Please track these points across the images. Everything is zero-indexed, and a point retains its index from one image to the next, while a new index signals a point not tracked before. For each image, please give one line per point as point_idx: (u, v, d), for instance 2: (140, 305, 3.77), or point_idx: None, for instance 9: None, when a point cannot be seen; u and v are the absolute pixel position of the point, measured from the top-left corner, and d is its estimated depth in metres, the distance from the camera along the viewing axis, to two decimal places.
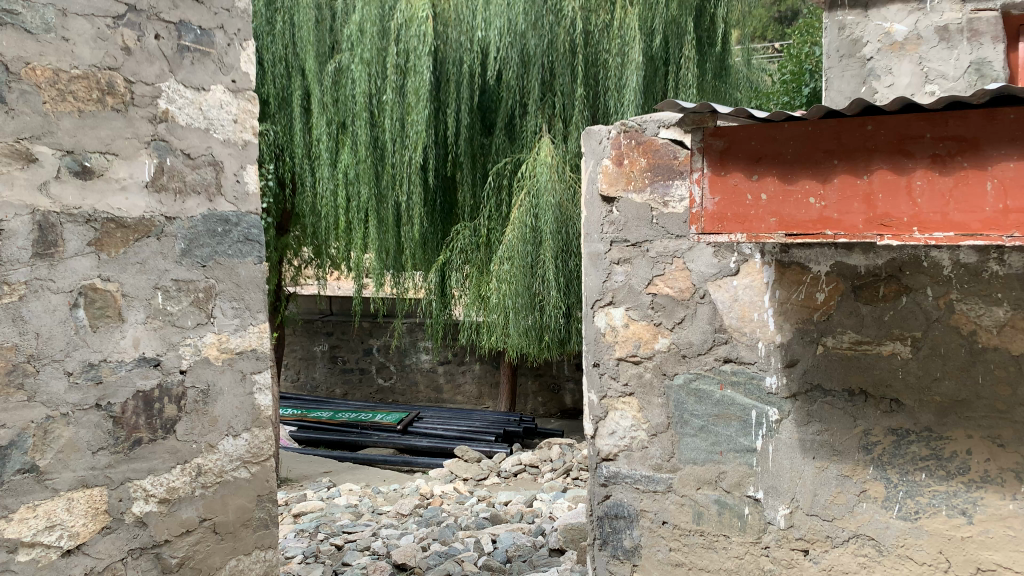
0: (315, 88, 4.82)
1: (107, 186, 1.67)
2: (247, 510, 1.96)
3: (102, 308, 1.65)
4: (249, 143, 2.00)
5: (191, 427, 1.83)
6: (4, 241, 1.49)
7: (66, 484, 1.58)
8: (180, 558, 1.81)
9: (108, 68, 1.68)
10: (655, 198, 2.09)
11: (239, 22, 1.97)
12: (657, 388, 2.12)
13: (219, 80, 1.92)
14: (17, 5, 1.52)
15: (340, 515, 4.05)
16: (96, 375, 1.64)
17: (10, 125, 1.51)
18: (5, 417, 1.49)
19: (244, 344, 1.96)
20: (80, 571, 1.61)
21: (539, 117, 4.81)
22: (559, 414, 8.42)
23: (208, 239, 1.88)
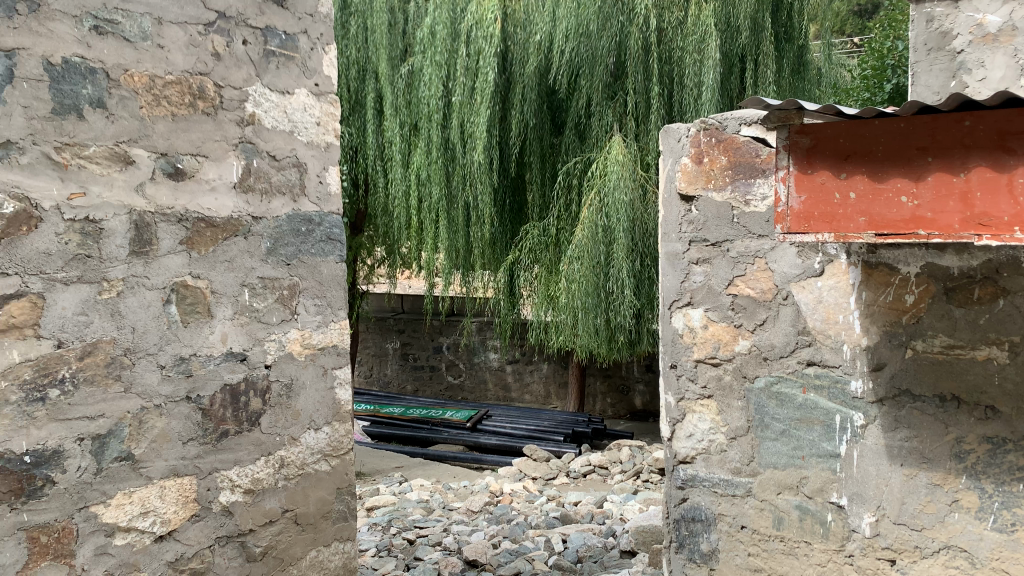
0: (388, 91, 4.92)
1: (198, 187, 1.74)
2: (327, 502, 2.02)
3: (193, 304, 1.72)
4: (331, 144, 2.06)
5: (275, 420, 1.89)
6: (103, 239, 1.56)
7: (158, 473, 1.65)
8: (264, 547, 1.86)
9: (200, 74, 1.75)
10: (736, 197, 2.05)
11: (321, 26, 2.02)
12: (737, 391, 2.08)
13: (303, 83, 1.98)
14: (117, 15, 1.60)
15: (412, 510, 4.10)
16: (186, 368, 1.71)
17: (110, 130, 1.58)
18: (104, 407, 1.56)
19: (326, 340, 2.02)
20: (171, 556, 1.68)
21: (610, 116, 4.76)
22: (628, 415, 8.36)
23: (293, 238, 1.94)
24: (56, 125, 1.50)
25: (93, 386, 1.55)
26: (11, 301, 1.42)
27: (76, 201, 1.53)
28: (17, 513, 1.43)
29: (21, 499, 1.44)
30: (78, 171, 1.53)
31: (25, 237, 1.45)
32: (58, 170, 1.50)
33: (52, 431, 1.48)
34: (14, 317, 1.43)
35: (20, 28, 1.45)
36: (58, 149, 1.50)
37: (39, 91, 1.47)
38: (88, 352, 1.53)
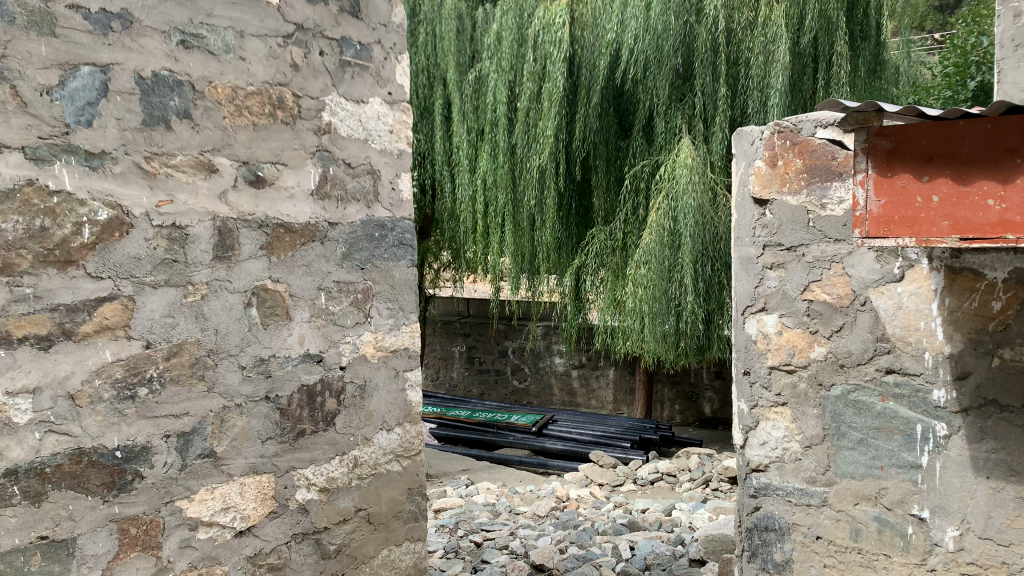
0: (456, 97, 4.98)
1: (277, 195, 1.80)
2: (398, 502, 2.07)
3: (272, 307, 1.78)
4: (404, 152, 2.11)
5: (349, 420, 1.95)
6: (189, 244, 1.63)
7: (239, 470, 1.71)
8: (338, 545, 1.92)
9: (279, 84, 1.80)
10: (812, 201, 2.01)
11: (394, 36, 2.08)
12: (812, 398, 2.04)
13: (377, 93, 2.03)
14: (202, 29, 1.66)
15: (479, 512, 4.14)
16: (266, 369, 1.77)
17: (195, 140, 1.65)
18: (188, 406, 1.63)
19: (398, 343, 2.08)
20: (250, 551, 1.74)
21: (678, 118, 4.71)
22: (696, 423, 8.24)
23: (367, 243, 1.99)
24: (146, 135, 1.57)
25: (178, 385, 1.61)
26: (105, 303, 1.50)
27: (164, 208, 1.59)
28: (109, 505, 1.51)
29: (112, 492, 1.51)
30: (165, 179, 1.60)
31: (117, 243, 1.52)
32: (147, 179, 1.57)
33: (141, 428, 1.55)
34: (107, 318, 1.50)
35: (114, 45, 1.52)
36: (148, 159, 1.57)
37: (131, 103, 1.55)
38: (174, 353, 1.60)
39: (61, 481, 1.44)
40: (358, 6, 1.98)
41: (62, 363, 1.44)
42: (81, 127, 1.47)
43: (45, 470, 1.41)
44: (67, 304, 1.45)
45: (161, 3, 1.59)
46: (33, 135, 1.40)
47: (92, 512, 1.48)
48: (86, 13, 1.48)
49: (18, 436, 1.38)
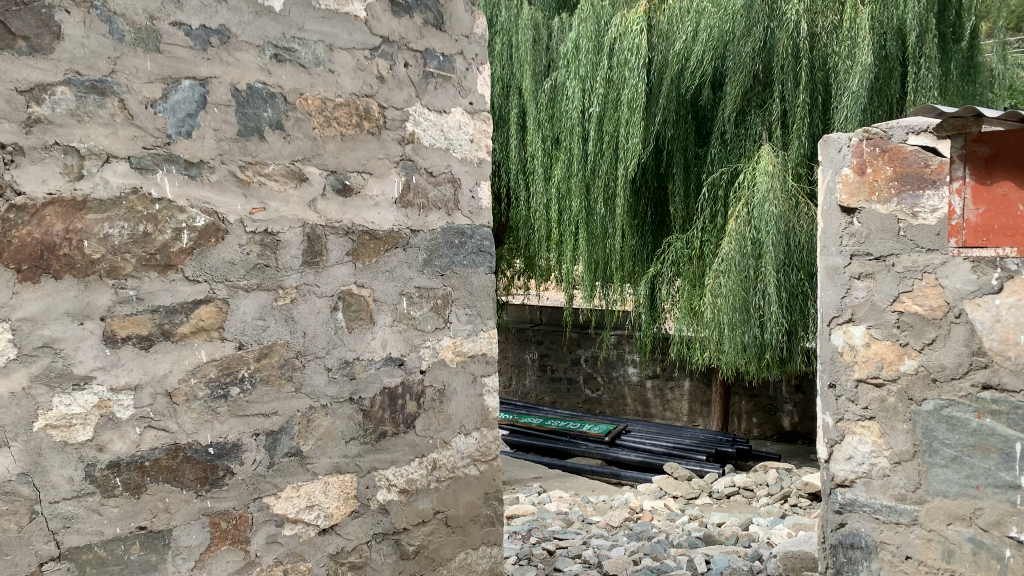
0: (532, 106, 5.01)
1: (363, 203, 1.85)
2: (475, 506, 2.11)
3: (357, 311, 1.83)
4: (484, 161, 2.15)
5: (429, 423, 1.99)
6: (280, 250, 1.69)
7: (323, 469, 1.76)
8: (417, 546, 1.95)
9: (366, 96, 1.86)
10: (903, 210, 1.96)
11: (476, 47, 2.12)
12: (901, 413, 1.98)
13: (458, 103, 2.07)
14: (294, 43, 1.72)
15: (551, 520, 4.13)
16: (350, 372, 1.82)
17: (286, 150, 1.71)
18: (277, 406, 1.69)
19: (476, 348, 2.12)
20: (333, 548, 1.79)
21: (758, 125, 4.62)
22: (774, 437, 8.05)
23: (447, 250, 2.03)
24: (241, 145, 1.64)
25: (268, 385, 1.67)
26: (201, 305, 1.57)
27: (257, 215, 1.66)
28: (202, 499, 1.57)
29: (205, 486, 1.58)
30: (259, 187, 1.67)
31: (214, 248, 1.59)
32: (242, 187, 1.64)
33: (232, 426, 1.62)
34: (203, 320, 1.57)
35: (213, 59, 1.59)
36: (242, 168, 1.64)
37: (227, 115, 1.62)
38: (264, 354, 1.66)
39: (159, 475, 1.51)
40: (441, 18, 2.03)
41: (161, 362, 1.51)
42: (181, 138, 1.55)
43: (145, 463, 1.49)
44: (167, 306, 1.52)
45: (256, 19, 1.66)
46: (138, 146, 1.49)
47: (186, 505, 1.55)
48: (188, 29, 1.56)
49: (121, 430, 1.46)
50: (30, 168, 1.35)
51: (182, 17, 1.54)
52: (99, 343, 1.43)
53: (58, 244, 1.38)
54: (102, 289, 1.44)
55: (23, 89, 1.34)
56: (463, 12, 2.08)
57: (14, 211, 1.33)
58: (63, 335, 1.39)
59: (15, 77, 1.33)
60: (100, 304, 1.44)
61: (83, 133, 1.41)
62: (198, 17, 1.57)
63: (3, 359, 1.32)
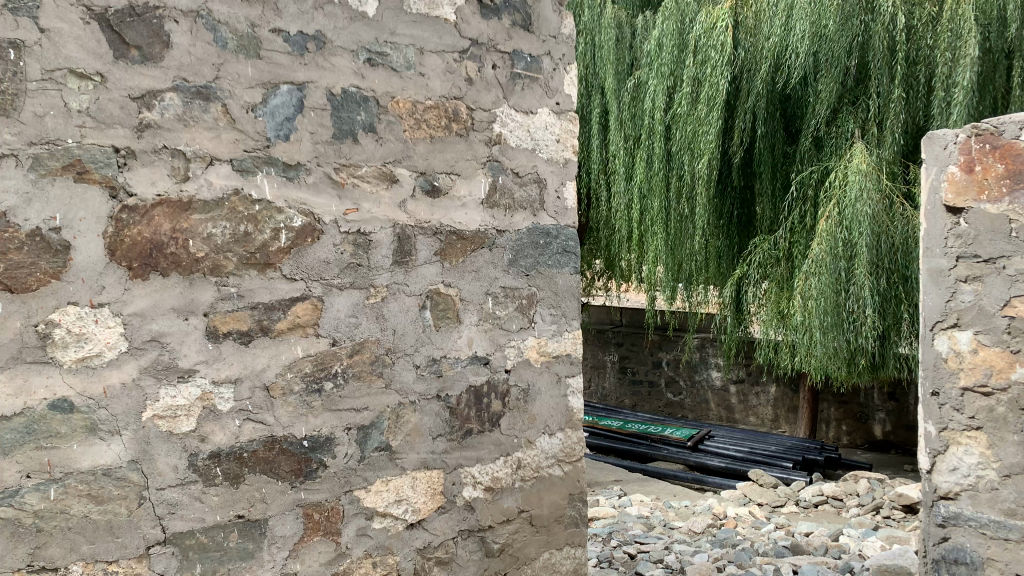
0: (614, 105, 4.97)
1: (451, 204, 1.87)
2: (560, 507, 2.11)
3: (444, 310, 1.85)
4: (570, 161, 2.14)
5: (514, 422, 2.00)
6: (371, 249, 1.73)
7: (411, 464, 1.80)
8: (502, 544, 1.97)
9: (454, 98, 1.88)
10: (1015, 209, 1.96)
11: (564, 47, 2.12)
12: (1012, 424, 1.99)
13: (545, 103, 2.08)
14: (387, 47, 1.76)
15: (632, 524, 4.09)
16: (438, 369, 1.85)
17: (378, 152, 1.75)
18: (368, 401, 1.73)
19: (561, 349, 2.11)
20: (420, 543, 1.82)
21: (851, 121, 4.46)
22: (865, 445, 7.76)
23: (532, 250, 2.04)
24: (336, 148, 1.68)
25: (360, 381, 1.71)
26: (297, 303, 1.62)
27: (351, 215, 1.70)
28: (296, 491, 1.63)
29: (300, 478, 1.63)
30: (352, 189, 1.71)
31: (310, 247, 1.64)
32: (336, 188, 1.68)
33: (326, 420, 1.66)
34: (300, 317, 1.62)
35: (310, 64, 1.64)
36: (337, 170, 1.68)
37: (323, 118, 1.66)
38: (357, 350, 1.71)
39: (256, 466, 1.57)
40: (529, 19, 2.03)
41: (259, 356, 1.57)
42: (280, 141, 1.60)
43: (243, 454, 1.55)
44: (265, 303, 1.58)
45: (351, 24, 1.70)
46: (239, 149, 1.55)
47: (282, 496, 1.61)
48: (286, 36, 1.61)
49: (221, 421, 1.52)
50: (141, 170, 1.43)
51: (281, 24, 1.59)
52: (202, 338, 1.50)
53: (165, 243, 1.45)
54: (205, 286, 1.50)
55: (135, 96, 1.42)
56: (551, 12, 2.08)
57: (126, 212, 1.41)
58: (169, 329, 1.46)
59: (128, 85, 1.41)
60: (203, 301, 1.50)
61: (189, 137, 1.48)
62: (295, 23, 1.62)
63: (115, 351, 1.40)
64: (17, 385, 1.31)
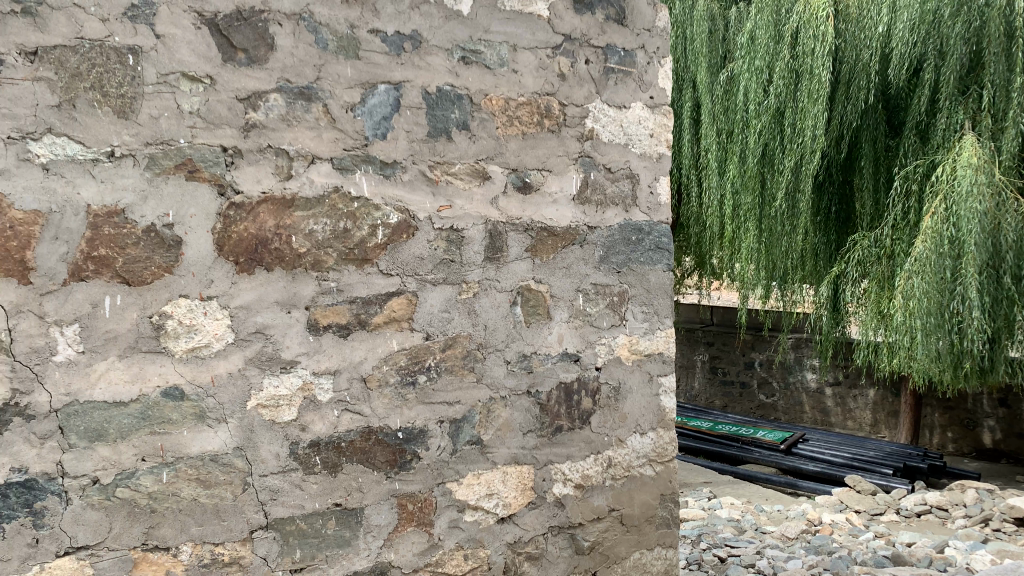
0: (706, 99, 4.86)
1: (542, 200, 1.87)
2: (651, 507, 2.09)
3: (535, 306, 1.86)
4: (663, 155, 2.11)
5: (604, 420, 1.99)
6: (463, 245, 1.75)
7: (502, 459, 1.81)
8: (592, 542, 1.96)
9: (547, 94, 1.88)
10: None
11: (658, 40, 2.08)
12: None
13: (639, 97, 2.05)
14: (481, 45, 1.77)
15: (722, 527, 4.00)
16: (528, 365, 1.85)
17: (471, 149, 1.76)
18: (460, 395, 1.75)
19: (653, 347, 2.08)
20: (510, 538, 1.83)
21: (961, 112, 4.23)
22: (973, 453, 7.37)
23: (624, 246, 2.02)
24: (430, 146, 1.70)
25: (452, 375, 1.74)
26: (393, 297, 1.65)
27: (444, 212, 1.72)
28: (391, 482, 1.66)
29: (394, 468, 1.66)
30: (446, 186, 1.73)
31: (405, 243, 1.67)
32: (430, 186, 1.71)
33: (419, 413, 1.69)
34: (395, 311, 1.66)
35: (406, 64, 1.67)
36: (431, 168, 1.71)
37: (419, 116, 1.69)
38: (449, 345, 1.73)
39: (353, 456, 1.61)
40: (623, 13, 2.01)
41: (357, 349, 1.61)
42: (377, 139, 1.63)
43: (341, 444, 1.59)
44: (363, 297, 1.62)
45: (446, 23, 1.71)
46: (339, 147, 1.59)
47: (377, 486, 1.64)
48: (384, 36, 1.64)
49: (321, 411, 1.57)
50: (247, 169, 1.49)
51: (379, 25, 1.63)
52: (303, 331, 1.55)
53: (270, 238, 1.51)
54: (307, 280, 1.55)
55: (242, 97, 1.48)
56: (646, 5, 2.05)
57: (233, 209, 1.47)
58: (272, 322, 1.52)
59: (236, 87, 1.47)
60: (305, 294, 1.55)
61: (292, 136, 1.53)
62: (393, 24, 1.64)
63: (223, 342, 1.46)
64: (134, 372, 1.39)
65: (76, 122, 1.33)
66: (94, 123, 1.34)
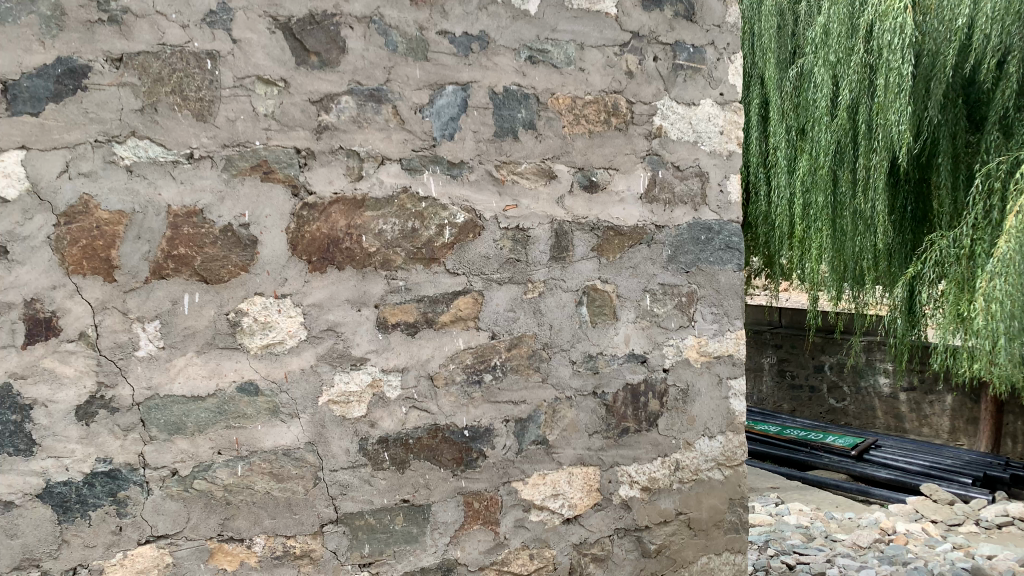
0: (774, 96, 4.76)
1: (609, 199, 1.86)
2: (719, 511, 2.05)
3: (601, 306, 1.85)
4: (734, 152, 2.07)
5: (672, 422, 1.96)
6: (529, 245, 1.75)
7: (568, 459, 1.80)
8: (659, 545, 1.94)
9: (614, 92, 1.86)
10: None
11: (729, 36, 2.04)
12: None
13: (708, 94, 2.01)
14: (548, 44, 1.76)
15: (790, 533, 3.91)
16: (594, 366, 1.84)
17: (538, 149, 1.76)
18: (526, 394, 1.75)
19: (722, 349, 2.04)
20: (576, 539, 1.82)
21: None
22: None
23: (693, 246, 1.99)
24: (497, 145, 1.71)
25: (518, 374, 1.74)
26: (459, 296, 1.66)
27: (510, 212, 1.73)
28: (458, 479, 1.67)
29: (461, 466, 1.67)
30: (513, 186, 1.73)
31: (472, 243, 1.68)
32: (497, 185, 1.71)
33: (485, 411, 1.70)
34: (461, 310, 1.67)
35: (473, 64, 1.68)
36: (498, 168, 1.71)
37: (485, 117, 1.69)
38: (514, 344, 1.73)
39: (420, 452, 1.63)
40: (692, 9, 1.98)
41: (424, 347, 1.63)
42: (445, 140, 1.65)
43: (409, 441, 1.61)
44: (430, 296, 1.63)
45: (513, 23, 1.72)
46: (408, 148, 1.60)
47: (444, 483, 1.66)
48: (451, 37, 1.65)
49: (389, 408, 1.59)
50: (319, 170, 1.52)
51: (447, 26, 1.64)
52: (373, 329, 1.57)
53: (341, 238, 1.53)
54: (376, 279, 1.57)
55: (314, 100, 1.51)
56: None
57: (306, 209, 1.50)
58: (343, 320, 1.54)
59: (308, 89, 1.50)
60: (375, 293, 1.57)
61: (362, 137, 1.56)
62: (461, 25, 1.65)
63: (296, 339, 1.50)
64: (211, 368, 1.43)
65: (158, 126, 1.38)
66: (174, 126, 1.39)
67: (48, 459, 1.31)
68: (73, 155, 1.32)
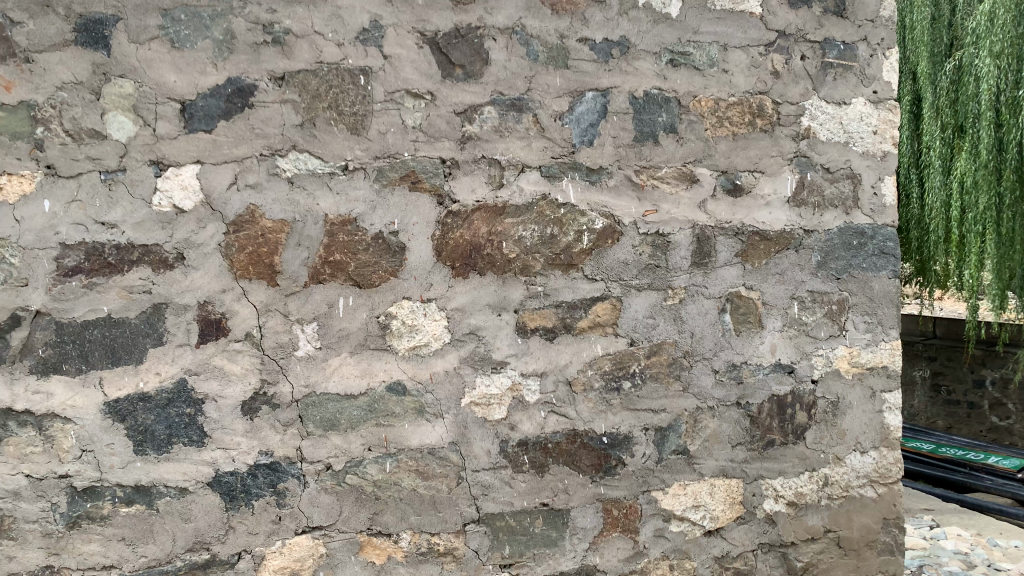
0: (928, 93, 4.35)
1: (754, 203, 1.81)
2: (872, 531, 1.93)
3: (745, 314, 1.80)
4: (890, 153, 1.95)
5: (820, 436, 1.88)
6: (670, 251, 1.73)
7: (709, 471, 1.76)
8: (806, 563, 1.87)
9: (760, 93, 1.81)
10: None
11: (883, 31, 1.93)
12: None
13: (861, 92, 1.92)
14: (690, 47, 1.74)
15: (948, 560, 3.63)
16: (738, 375, 1.79)
17: (679, 152, 1.74)
18: (666, 403, 1.73)
19: (876, 360, 1.93)
20: (717, 551, 1.78)
21: None
22: None
23: (844, 251, 1.90)
24: (637, 151, 1.70)
25: (658, 382, 1.72)
26: (597, 302, 1.66)
27: (650, 217, 1.71)
28: (597, 485, 1.67)
29: (599, 473, 1.67)
30: (652, 191, 1.72)
31: (610, 249, 1.67)
32: (637, 191, 1.70)
33: (624, 419, 1.69)
34: (599, 316, 1.67)
35: (614, 70, 1.67)
36: (638, 173, 1.70)
37: (626, 122, 1.69)
38: (654, 351, 1.71)
39: (560, 457, 1.64)
40: (842, 4, 1.89)
41: (563, 353, 1.64)
42: (585, 147, 1.65)
43: (548, 445, 1.63)
44: (568, 302, 1.64)
45: (655, 27, 1.70)
46: (548, 156, 1.62)
47: (583, 489, 1.66)
48: (592, 44, 1.65)
49: (529, 412, 1.61)
50: (463, 179, 1.56)
51: (588, 33, 1.64)
52: (513, 333, 1.60)
53: (483, 245, 1.57)
54: (517, 284, 1.60)
55: (459, 111, 1.55)
56: None
57: (451, 217, 1.55)
58: (485, 324, 1.58)
59: (454, 101, 1.55)
60: (515, 298, 1.60)
61: (504, 146, 1.59)
62: (601, 31, 1.66)
63: (441, 341, 1.55)
64: (363, 368, 1.50)
65: (316, 140, 1.46)
66: (330, 140, 1.47)
67: (217, 450, 1.43)
68: (241, 168, 1.42)
